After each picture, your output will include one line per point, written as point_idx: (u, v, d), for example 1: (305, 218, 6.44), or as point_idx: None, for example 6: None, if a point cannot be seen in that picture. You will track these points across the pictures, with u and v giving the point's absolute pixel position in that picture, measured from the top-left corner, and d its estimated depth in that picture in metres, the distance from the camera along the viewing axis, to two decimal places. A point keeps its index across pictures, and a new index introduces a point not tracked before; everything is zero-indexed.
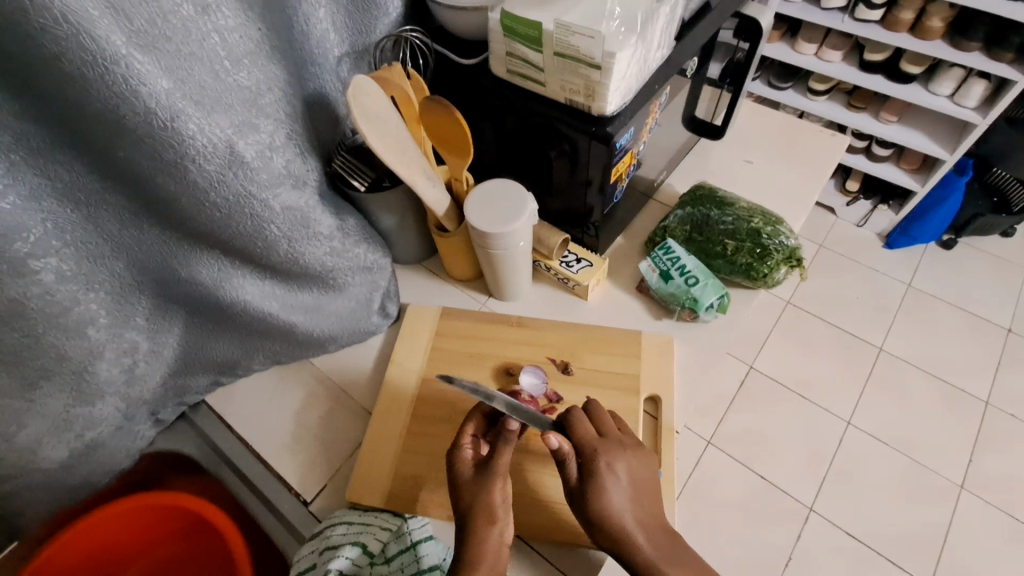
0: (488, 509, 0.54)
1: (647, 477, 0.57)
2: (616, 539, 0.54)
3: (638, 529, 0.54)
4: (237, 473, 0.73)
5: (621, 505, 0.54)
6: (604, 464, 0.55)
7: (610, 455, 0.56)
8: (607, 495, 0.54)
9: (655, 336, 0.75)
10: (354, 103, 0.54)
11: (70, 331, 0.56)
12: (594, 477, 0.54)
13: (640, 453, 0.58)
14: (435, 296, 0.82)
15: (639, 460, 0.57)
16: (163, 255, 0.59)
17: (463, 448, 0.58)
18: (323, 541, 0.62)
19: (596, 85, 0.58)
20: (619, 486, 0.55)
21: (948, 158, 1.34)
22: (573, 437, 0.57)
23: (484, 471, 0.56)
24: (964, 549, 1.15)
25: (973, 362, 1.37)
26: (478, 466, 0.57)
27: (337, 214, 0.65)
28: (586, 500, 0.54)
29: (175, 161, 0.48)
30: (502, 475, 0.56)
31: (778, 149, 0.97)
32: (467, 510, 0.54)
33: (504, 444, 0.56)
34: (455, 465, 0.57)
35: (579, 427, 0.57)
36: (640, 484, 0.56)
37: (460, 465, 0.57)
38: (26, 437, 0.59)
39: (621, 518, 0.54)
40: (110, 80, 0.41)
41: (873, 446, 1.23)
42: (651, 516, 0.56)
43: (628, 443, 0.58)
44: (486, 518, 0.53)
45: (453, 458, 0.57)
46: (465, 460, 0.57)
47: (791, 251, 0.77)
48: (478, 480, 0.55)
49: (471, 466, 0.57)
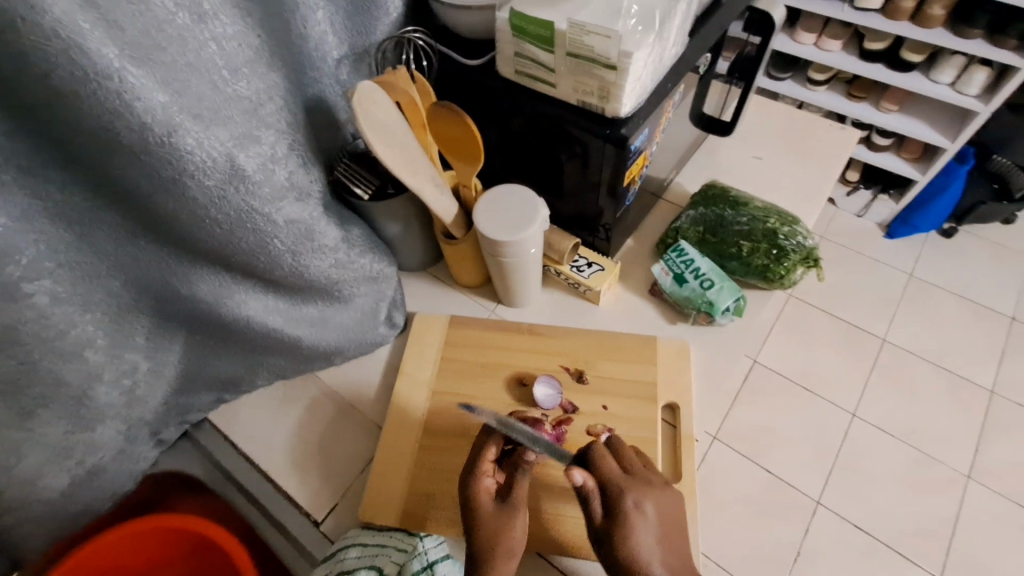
0: (506, 545, 0.50)
1: (674, 517, 0.53)
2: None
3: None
4: (245, 493, 0.71)
5: (652, 549, 0.50)
6: (632, 501, 0.51)
7: (637, 492, 0.52)
8: (636, 533, 0.50)
9: (671, 341, 0.73)
10: (359, 111, 0.51)
11: (66, 355, 0.54)
12: (625, 518, 0.50)
13: (672, 492, 0.54)
14: (442, 304, 0.80)
15: (666, 505, 0.53)
16: (162, 272, 0.57)
17: (483, 477, 0.55)
18: (336, 565, 0.59)
19: (611, 86, 0.56)
20: (648, 525, 0.50)
21: (949, 147, 1.32)
22: (598, 471, 0.53)
23: (506, 503, 0.52)
24: (970, 539, 1.15)
25: (978, 352, 1.37)
26: (500, 499, 0.53)
27: (342, 225, 0.62)
28: (610, 541, 0.50)
29: (173, 177, 0.45)
30: (520, 511, 0.52)
31: (787, 144, 0.95)
32: (484, 543, 0.50)
33: (522, 475, 0.54)
34: (472, 499, 0.53)
35: (603, 464, 0.53)
36: (671, 526, 0.52)
37: (481, 496, 0.53)
38: (25, 467, 0.56)
39: (653, 563, 0.49)
40: (103, 96, 0.38)
41: (879, 437, 1.20)
42: (682, 567, 0.51)
43: (655, 481, 0.54)
44: (503, 558, 0.49)
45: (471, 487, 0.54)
46: (485, 491, 0.53)
47: (808, 252, 0.75)
48: (500, 511, 0.52)
49: (491, 499, 0.53)
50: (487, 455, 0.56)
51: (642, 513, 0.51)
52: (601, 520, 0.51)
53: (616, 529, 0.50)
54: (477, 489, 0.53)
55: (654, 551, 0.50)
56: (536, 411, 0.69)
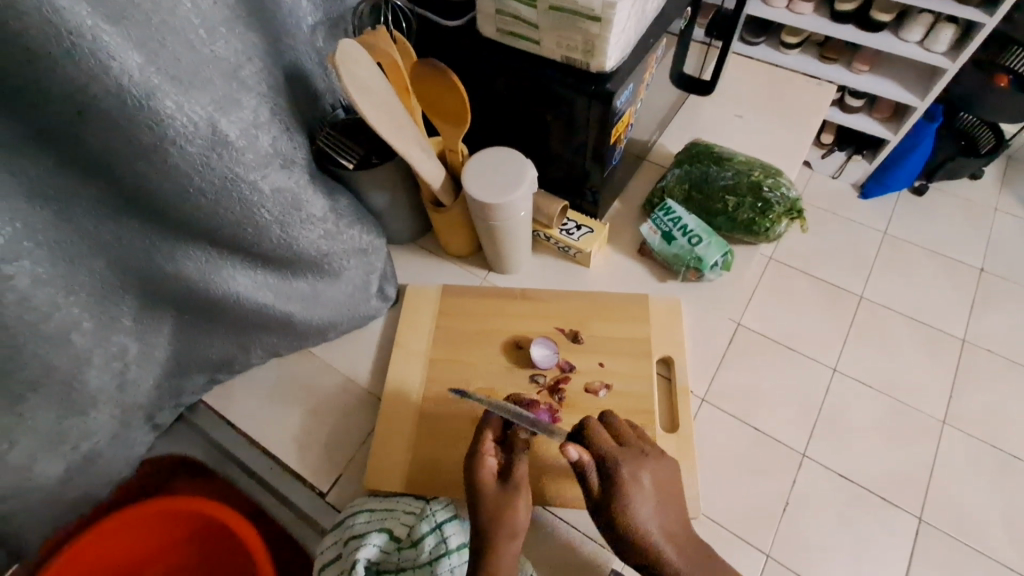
0: (512, 524, 0.52)
1: (670, 481, 0.54)
2: (644, 558, 0.50)
3: (666, 541, 0.50)
4: (248, 471, 0.71)
5: (650, 517, 0.50)
6: (629, 474, 0.51)
7: (632, 464, 0.52)
8: (635, 506, 0.50)
9: (662, 298, 0.75)
10: (343, 71, 0.50)
11: (52, 339, 0.53)
12: (623, 492, 0.50)
13: (663, 459, 0.54)
14: (433, 274, 0.80)
15: (658, 477, 0.52)
16: (145, 249, 0.55)
17: (486, 458, 0.54)
18: (346, 531, 0.60)
19: (596, 40, 0.55)
20: (645, 497, 0.51)
21: (919, 106, 1.34)
22: (593, 448, 0.52)
23: (509, 483, 0.53)
24: (947, 482, 1.19)
25: (950, 304, 1.41)
26: (503, 477, 0.54)
27: (329, 195, 0.61)
28: (611, 514, 0.50)
29: (155, 144, 0.44)
30: (524, 488, 0.54)
31: (766, 103, 0.96)
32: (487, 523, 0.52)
33: (518, 456, 0.54)
34: (477, 479, 0.53)
35: (599, 440, 0.52)
36: (666, 490, 0.53)
37: (484, 477, 0.54)
38: (20, 454, 0.55)
39: (652, 530, 0.50)
40: (77, 55, 0.37)
41: (862, 390, 1.23)
42: (679, 526, 0.52)
43: (649, 450, 0.54)
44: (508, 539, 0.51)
45: (474, 469, 0.54)
46: (488, 470, 0.54)
47: (792, 203, 0.76)
48: (504, 491, 0.53)
49: (495, 479, 0.54)
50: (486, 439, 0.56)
51: (642, 484, 0.51)
52: (599, 499, 0.51)
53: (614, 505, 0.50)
54: (482, 469, 0.54)
55: (653, 520, 0.50)
56: (534, 371, 0.70)
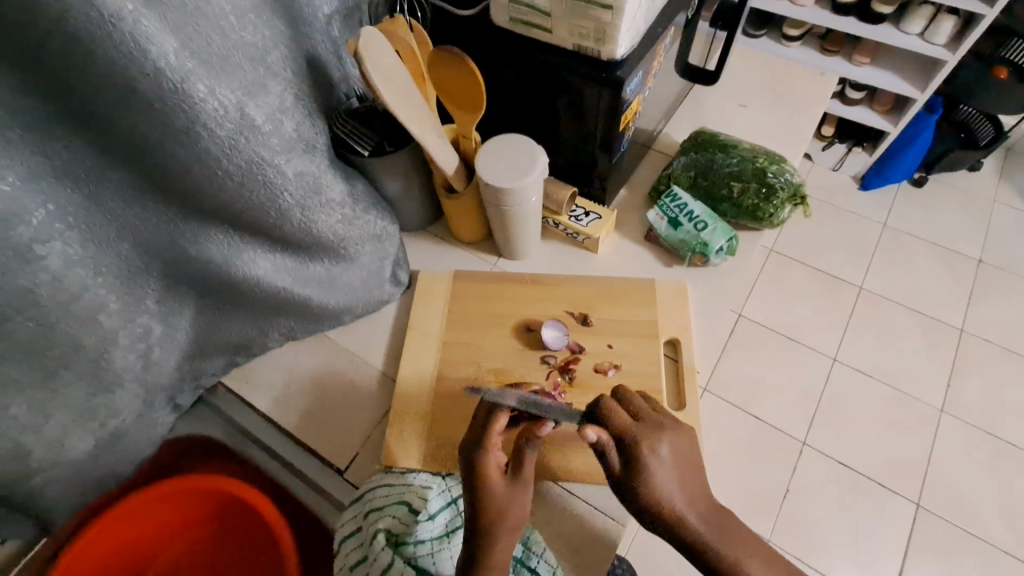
0: (513, 518, 0.53)
1: (689, 453, 0.55)
2: (670, 528, 0.51)
3: (690, 511, 0.52)
4: (266, 450, 0.74)
5: (672, 487, 0.52)
6: (648, 448, 0.52)
7: (650, 438, 0.53)
8: (656, 478, 0.51)
9: (668, 282, 0.77)
10: (365, 55, 0.52)
11: (81, 318, 0.54)
12: (644, 464, 0.52)
13: (682, 429, 0.56)
14: (444, 260, 0.82)
15: (677, 451, 0.54)
16: (170, 234, 0.57)
17: (490, 460, 0.54)
18: (365, 504, 0.63)
19: (607, 27, 0.57)
20: (666, 467, 0.52)
21: (919, 97, 1.36)
22: (610, 426, 0.53)
23: (515, 479, 0.54)
24: (944, 469, 1.21)
25: (949, 293, 1.42)
26: (509, 472, 0.54)
27: (346, 180, 0.63)
28: (633, 487, 0.51)
29: (187, 127, 0.46)
30: (525, 485, 0.55)
31: (769, 93, 0.97)
32: (490, 519, 0.52)
33: (530, 451, 0.53)
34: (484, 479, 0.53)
35: (615, 417, 0.54)
36: (686, 461, 0.54)
37: (492, 473, 0.54)
38: (51, 430, 0.57)
39: (675, 499, 0.51)
40: (117, 39, 0.39)
41: (859, 378, 1.27)
42: (701, 496, 0.54)
43: (667, 423, 0.56)
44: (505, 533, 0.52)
45: (480, 465, 0.54)
46: (493, 465, 0.54)
47: (796, 189, 0.79)
48: (511, 489, 0.54)
49: (501, 476, 0.54)
50: (496, 425, 0.55)
51: (660, 457, 0.52)
52: (619, 474, 0.52)
53: (636, 476, 0.51)
54: (488, 470, 0.54)
55: (675, 489, 0.52)
56: (545, 352, 0.72)
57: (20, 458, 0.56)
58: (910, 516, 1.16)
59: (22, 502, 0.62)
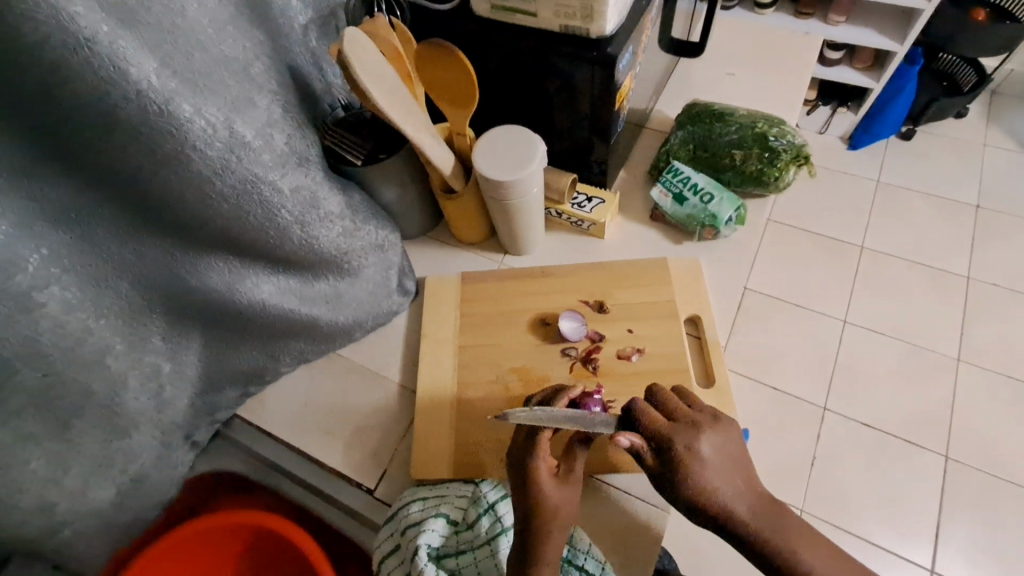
0: (563, 517, 0.52)
1: (730, 449, 0.52)
2: (715, 521, 0.50)
3: (735, 501, 0.50)
4: (291, 477, 0.72)
5: (717, 485, 0.50)
6: (685, 448, 0.50)
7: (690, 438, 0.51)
8: (697, 475, 0.50)
9: (681, 260, 0.75)
10: (352, 59, 0.50)
11: (88, 363, 0.52)
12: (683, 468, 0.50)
13: (720, 425, 0.53)
14: (449, 264, 0.80)
15: (716, 448, 0.51)
16: (168, 266, 0.54)
17: (539, 467, 0.52)
18: (401, 521, 0.61)
19: (594, 4, 0.55)
20: (708, 466, 0.50)
21: (899, 50, 1.34)
22: (644, 430, 0.52)
23: (565, 477, 0.54)
24: (969, 419, 1.19)
25: (953, 242, 1.41)
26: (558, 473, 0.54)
27: (343, 192, 0.61)
28: (673, 487, 0.50)
29: (176, 151, 0.44)
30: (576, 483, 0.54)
31: (754, 58, 0.96)
32: (546, 520, 0.51)
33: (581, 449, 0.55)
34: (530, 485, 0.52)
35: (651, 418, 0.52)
36: (728, 455, 0.52)
37: (541, 478, 0.52)
38: (70, 481, 0.55)
39: (718, 495, 0.50)
40: (96, 64, 0.38)
41: (873, 337, 1.26)
42: (748, 489, 0.51)
43: (701, 419, 0.53)
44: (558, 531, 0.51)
45: (531, 468, 0.52)
46: (544, 469, 0.53)
47: (798, 150, 0.78)
48: (564, 488, 0.53)
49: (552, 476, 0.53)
50: (542, 437, 0.53)
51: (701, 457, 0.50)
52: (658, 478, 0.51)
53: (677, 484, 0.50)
54: (535, 476, 0.52)
55: (720, 486, 0.50)
56: (565, 345, 0.70)
57: (41, 513, 0.54)
58: (941, 469, 1.15)
59: (48, 560, 0.60)
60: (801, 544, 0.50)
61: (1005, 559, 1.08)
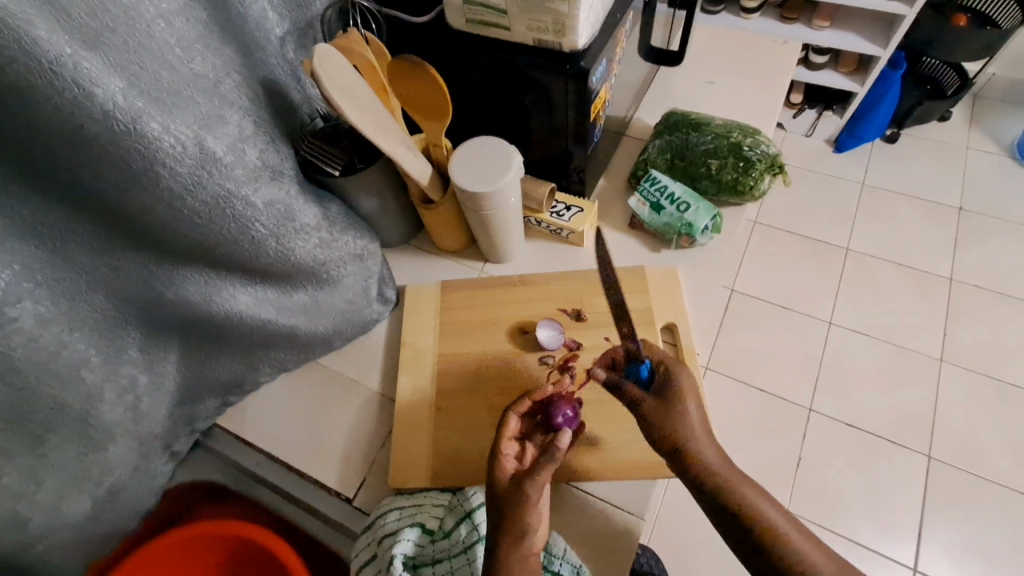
0: (516, 523, 0.51)
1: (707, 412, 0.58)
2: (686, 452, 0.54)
3: (706, 440, 0.55)
4: (271, 485, 0.72)
5: (696, 426, 0.55)
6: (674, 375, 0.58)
7: (679, 373, 0.58)
8: (684, 402, 0.56)
9: (659, 268, 0.76)
10: (322, 73, 0.51)
11: (62, 377, 0.53)
12: (672, 395, 0.56)
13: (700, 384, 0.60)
14: (430, 272, 0.81)
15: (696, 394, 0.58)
16: (142, 279, 0.54)
17: (504, 454, 0.55)
18: (377, 531, 0.61)
19: (565, 18, 0.56)
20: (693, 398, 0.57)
21: (882, 55, 1.35)
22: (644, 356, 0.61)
23: (521, 480, 0.52)
24: (951, 420, 1.21)
25: (936, 244, 1.42)
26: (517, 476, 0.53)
27: (319, 203, 0.61)
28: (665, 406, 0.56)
29: (145, 168, 0.45)
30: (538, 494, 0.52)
31: (735, 67, 0.97)
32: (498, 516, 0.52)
33: (548, 461, 0.51)
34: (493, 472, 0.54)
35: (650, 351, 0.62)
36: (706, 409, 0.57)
37: (501, 475, 0.54)
38: (45, 495, 0.55)
39: (694, 428, 0.55)
40: (60, 86, 0.38)
41: (855, 339, 1.27)
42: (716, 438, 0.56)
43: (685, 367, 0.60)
44: (521, 537, 0.51)
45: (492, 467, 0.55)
46: (505, 470, 0.54)
47: (772, 159, 0.79)
48: (514, 487, 0.52)
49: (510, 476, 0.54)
50: (507, 427, 0.57)
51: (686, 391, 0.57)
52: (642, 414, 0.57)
53: (661, 411, 0.56)
54: (500, 462, 0.55)
55: (697, 422, 0.55)
56: (542, 353, 0.71)
57: (16, 527, 0.54)
58: (923, 469, 1.16)
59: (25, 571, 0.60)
60: (766, 504, 0.52)
61: (985, 559, 1.10)
